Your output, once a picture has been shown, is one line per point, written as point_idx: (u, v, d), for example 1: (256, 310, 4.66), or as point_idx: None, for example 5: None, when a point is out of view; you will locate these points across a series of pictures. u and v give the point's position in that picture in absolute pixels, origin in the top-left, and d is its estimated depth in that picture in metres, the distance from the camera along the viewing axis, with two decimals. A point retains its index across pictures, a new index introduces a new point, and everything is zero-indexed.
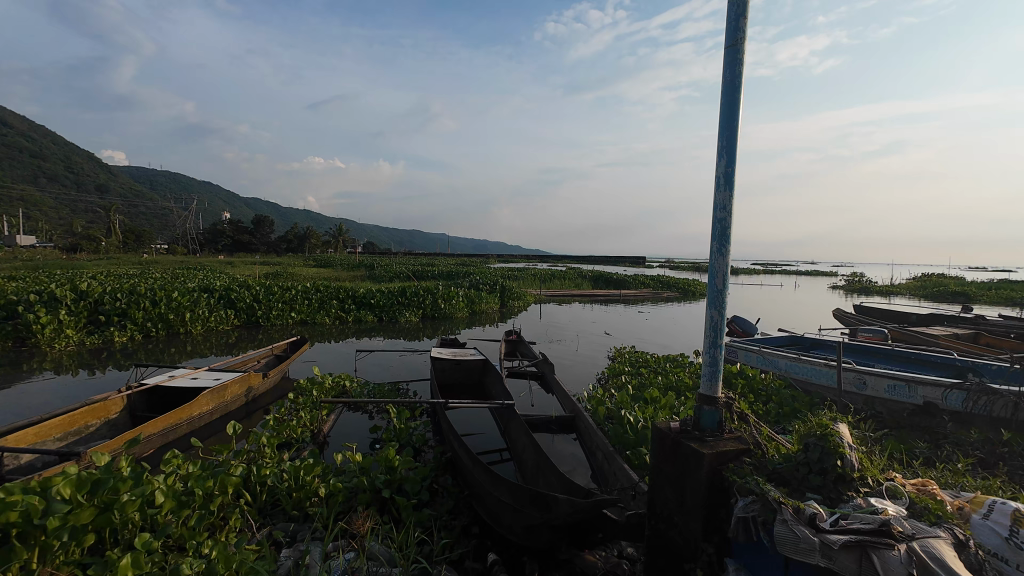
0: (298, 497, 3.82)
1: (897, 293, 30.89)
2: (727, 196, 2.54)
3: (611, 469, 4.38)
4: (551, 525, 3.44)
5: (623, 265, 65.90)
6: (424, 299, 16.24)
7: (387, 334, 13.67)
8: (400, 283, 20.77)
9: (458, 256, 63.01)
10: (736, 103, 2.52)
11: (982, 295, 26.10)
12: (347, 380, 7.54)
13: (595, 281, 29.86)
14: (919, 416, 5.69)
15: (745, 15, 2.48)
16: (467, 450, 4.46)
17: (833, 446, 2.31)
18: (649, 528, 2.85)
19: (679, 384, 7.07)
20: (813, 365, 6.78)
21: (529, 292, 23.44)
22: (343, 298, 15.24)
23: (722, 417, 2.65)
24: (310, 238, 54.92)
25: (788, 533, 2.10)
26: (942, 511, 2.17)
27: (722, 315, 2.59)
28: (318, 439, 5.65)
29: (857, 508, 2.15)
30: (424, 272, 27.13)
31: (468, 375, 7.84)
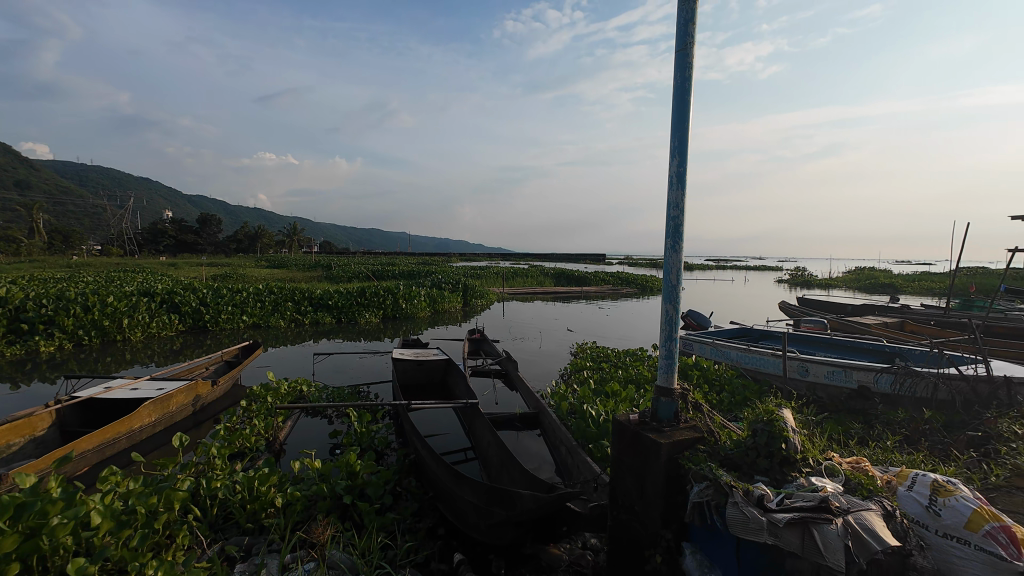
0: (253, 509, 3.63)
1: (836, 285, 33.13)
2: (679, 195, 2.64)
3: (575, 463, 4.48)
4: (516, 522, 3.47)
5: (584, 262, 67.23)
6: (384, 300, 15.89)
7: (347, 336, 13.28)
8: (359, 283, 20.21)
9: (420, 255, 61.98)
10: (688, 105, 2.60)
11: (908, 287, 28.41)
12: (304, 384, 7.27)
13: (557, 278, 30.29)
14: (854, 399, 6.15)
15: (693, 21, 2.57)
16: (431, 452, 4.41)
17: (779, 431, 2.46)
18: (612, 518, 2.93)
19: (638, 377, 7.32)
20: (762, 355, 7.18)
21: (492, 291, 23.46)
22: (298, 299, 14.66)
23: (677, 408, 2.76)
24: (261, 238, 52.45)
25: (739, 515, 2.21)
26: (873, 485, 2.36)
27: (677, 309, 2.69)
28: (273, 447, 5.42)
29: (800, 487, 2.30)
30: (384, 271, 26.53)
31: (431, 375, 7.77)
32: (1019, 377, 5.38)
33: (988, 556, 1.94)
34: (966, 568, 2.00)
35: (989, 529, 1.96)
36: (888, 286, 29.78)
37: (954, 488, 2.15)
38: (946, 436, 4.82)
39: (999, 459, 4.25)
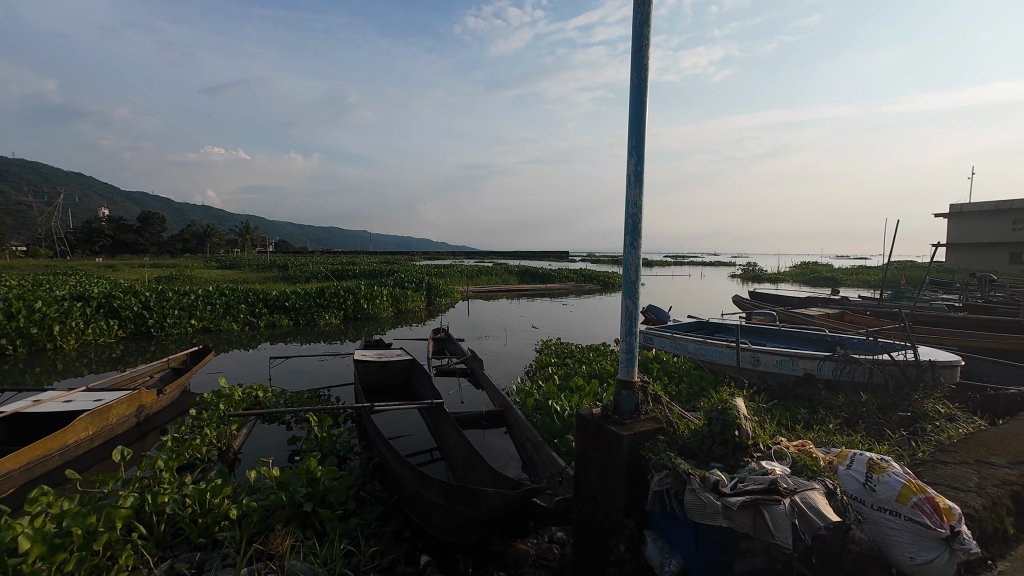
0: (205, 523, 3.44)
1: (783, 279, 35.14)
2: (637, 193, 2.71)
3: (541, 459, 4.53)
4: (482, 520, 3.47)
5: (548, 259, 67.99)
6: (345, 300, 15.45)
7: (305, 338, 12.82)
8: (317, 284, 19.54)
9: (382, 254, 60.63)
10: (644, 105, 2.67)
11: (847, 280, 30.46)
12: (260, 390, 6.96)
13: (521, 276, 30.46)
14: (801, 386, 6.53)
15: (648, 24, 2.64)
16: (395, 454, 4.33)
17: (732, 418, 2.58)
18: (577, 511, 2.99)
19: (601, 372, 7.49)
20: (717, 346, 7.51)
21: (456, 289, 23.30)
22: (252, 301, 14.02)
23: (638, 400, 2.84)
24: (211, 237, 49.73)
25: (696, 501, 2.30)
26: (816, 466, 2.51)
27: (636, 304, 2.76)
28: (227, 457, 5.17)
29: (752, 471, 2.42)
30: (345, 271, 25.78)
31: (394, 377, 7.63)
32: (942, 361, 5.90)
33: (916, 525, 2.11)
34: (898, 538, 2.17)
35: (917, 501, 2.13)
36: (830, 280, 31.83)
37: (887, 465, 2.33)
38: (880, 417, 5.21)
39: (925, 436, 4.65)
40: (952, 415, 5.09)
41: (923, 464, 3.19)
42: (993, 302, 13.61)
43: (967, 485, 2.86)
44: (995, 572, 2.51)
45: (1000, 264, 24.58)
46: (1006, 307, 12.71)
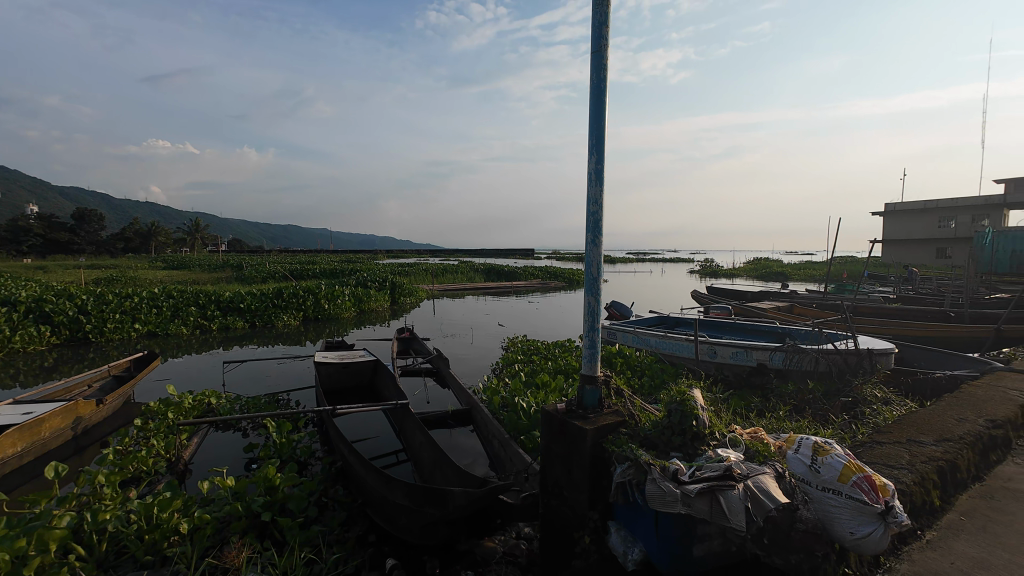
0: (153, 539, 3.23)
1: (737, 275, 36.84)
2: (598, 191, 2.74)
3: (508, 455, 4.55)
4: (449, 520, 3.47)
5: (513, 257, 68.27)
6: (305, 301, 14.94)
7: (262, 341, 12.31)
8: (274, 284, 18.76)
9: (344, 253, 58.98)
10: (604, 105, 2.71)
11: (796, 274, 32.23)
12: (213, 396, 6.63)
13: (487, 273, 30.44)
14: (754, 375, 6.87)
15: (607, 24, 2.68)
16: (358, 457, 4.23)
17: (690, 409, 2.67)
18: (544, 505, 3.03)
19: (567, 368, 7.59)
20: (677, 340, 7.76)
21: (422, 288, 23.01)
22: (203, 303, 13.31)
23: (601, 394, 2.90)
24: (156, 236, 46.82)
25: (657, 490, 2.35)
26: (767, 451, 2.64)
27: (598, 300, 2.81)
28: (177, 468, 4.90)
29: (708, 459, 2.51)
30: (304, 271, 24.91)
31: (357, 378, 7.45)
32: (879, 349, 6.37)
33: (855, 502, 2.26)
34: (840, 515, 2.31)
35: (856, 479, 2.29)
36: (780, 275, 33.59)
37: (830, 447, 2.49)
38: (825, 403, 5.55)
39: (864, 419, 5.00)
40: (887, 399, 5.49)
41: (862, 445, 3.43)
42: (922, 294, 14.78)
43: (900, 463, 3.09)
44: (923, 541, 2.73)
45: (928, 259, 26.59)
46: (934, 297, 13.83)
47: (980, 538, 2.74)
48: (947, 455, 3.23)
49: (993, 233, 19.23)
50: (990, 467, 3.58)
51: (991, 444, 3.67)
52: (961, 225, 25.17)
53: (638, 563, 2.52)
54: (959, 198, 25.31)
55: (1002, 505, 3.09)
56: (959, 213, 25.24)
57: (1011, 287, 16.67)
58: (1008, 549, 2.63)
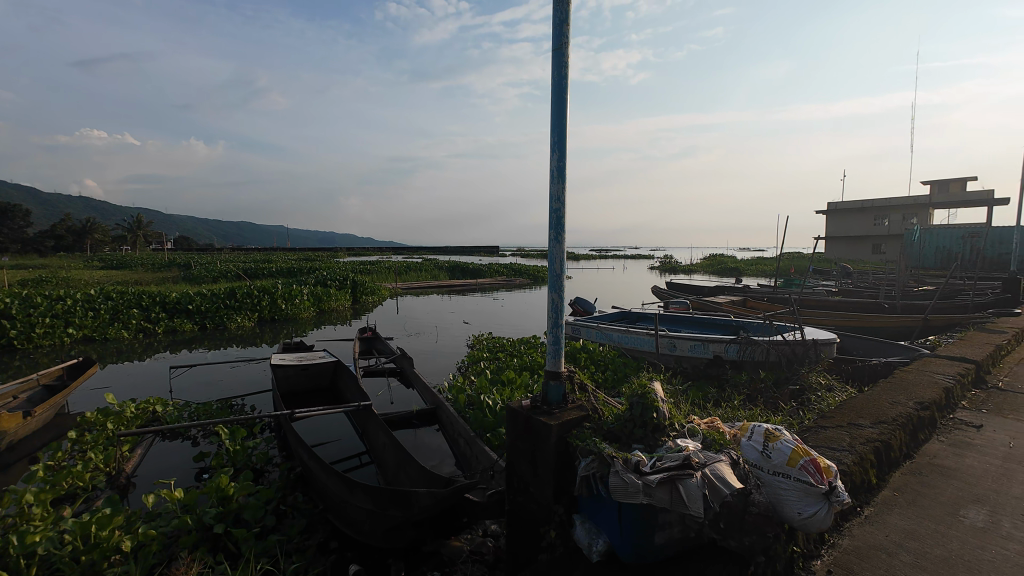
0: (91, 560, 2.98)
1: (695, 271, 38.24)
2: (560, 189, 2.76)
3: (474, 454, 4.55)
4: (414, 521, 3.43)
5: (478, 254, 67.95)
6: (260, 301, 14.28)
7: (213, 344, 11.68)
8: (227, 284, 17.84)
9: (302, 251, 56.87)
10: (565, 102, 2.72)
11: (748, 270, 33.82)
12: (158, 404, 6.22)
13: (452, 271, 30.15)
14: (710, 366, 7.16)
15: (567, 21, 2.69)
16: (318, 461, 4.09)
17: (650, 402, 2.75)
18: (510, 502, 3.04)
19: (532, 364, 7.65)
20: (638, 335, 7.97)
21: (385, 287, 22.52)
22: (147, 305, 12.48)
23: (565, 390, 2.93)
24: (92, 233, 43.40)
25: (619, 482, 2.39)
26: (722, 440, 2.74)
27: (562, 297, 2.83)
28: (118, 482, 4.58)
29: (668, 449, 2.58)
30: (259, 269, 23.79)
31: (317, 380, 7.21)
32: (823, 339, 6.79)
33: (802, 484, 2.39)
34: (789, 496, 2.44)
35: (804, 463, 2.42)
36: (733, 270, 35.14)
37: (779, 433, 2.61)
38: (775, 391, 5.86)
39: (810, 405, 5.33)
40: (830, 386, 5.86)
41: (808, 430, 3.63)
42: (861, 287, 15.84)
43: (841, 445, 3.30)
44: (862, 517, 2.94)
45: (866, 255, 28.57)
46: (870, 290, 14.87)
47: (910, 511, 2.97)
48: (882, 436, 3.48)
49: (921, 230, 21.26)
50: (919, 445, 3.90)
51: (920, 424, 3.99)
52: (894, 223, 27.21)
53: (603, 554, 2.57)
54: (891, 198, 27.31)
55: (929, 479, 3.36)
56: (892, 212, 27.27)
57: (935, 280, 18.17)
58: (933, 520, 2.87)
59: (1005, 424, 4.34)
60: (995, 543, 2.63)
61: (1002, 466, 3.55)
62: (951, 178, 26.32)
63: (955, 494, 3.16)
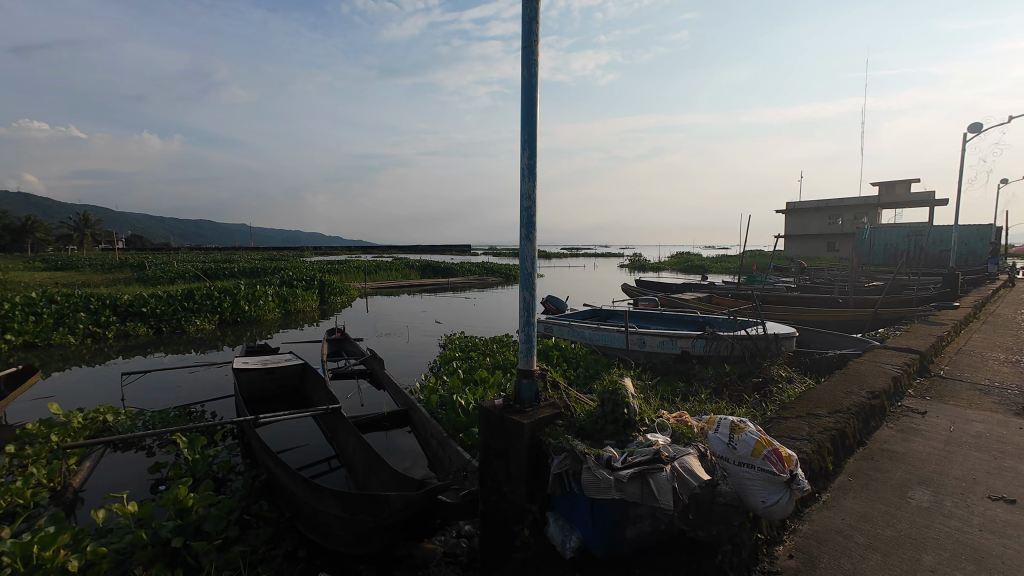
0: None
1: (663, 269, 39.21)
2: (531, 187, 2.75)
3: (447, 455, 4.50)
4: (385, 526, 3.36)
5: (449, 253, 67.44)
6: (221, 302, 13.69)
7: (170, 348, 11.11)
8: (185, 285, 17.00)
9: (266, 250, 54.93)
10: (535, 100, 2.72)
11: (713, 267, 34.95)
12: (109, 413, 5.86)
13: (423, 270, 29.79)
14: (679, 362, 7.35)
15: (537, 19, 2.69)
16: (284, 468, 3.95)
17: (622, 398, 2.77)
18: (483, 502, 3.01)
19: (505, 363, 7.64)
20: (609, 332, 8.08)
21: (354, 287, 22.02)
22: (95, 308, 11.76)
23: (537, 388, 2.92)
24: (33, 233, 40.48)
25: (592, 478, 2.40)
26: (690, 433, 2.80)
27: (533, 295, 2.82)
28: (64, 498, 4.28)
29: (639, 444, 2.61)
30: (219, 270, 22.80)
31: (282, 385, 6.97)
32: (783, 333, 7.09)
33: (766, 473, 2.47)
34: (753, 486, 2.51)
35: (767, 453, 2.49)
36: (699, 268, 36.25)
37: (744, 425, 2.67)
38: (740, 384, 6.07)
39: (772, 397, 5.55)
40: (790, 378, 6.13)
41: (770, 421, 3.77)
42: (817, 283, 16.63)
43: (801, 434, 3.44)
44: (820, 502, 3.07)
45: (821, 252, 30.05)
46: (825, 286, 15.64)
47: (864, 495, 3.13)
48: (838, 425, 3.65)
49: (871, 229, 22.55)
50: (871, 432, 4.12)
51: (872, 412, 4.22)
52: (846, 222, 28.73)
53: (576, 550, 2.58)
54: (844, 198, 28.81)
55: (880, 464, 3.56)
56: (845, 211, 28.79)
57: (883, 276, 19.31)
58: (884, 502, 3.03)
59: (946, 410, 4.65)
60: (938, 521, 2.81)
61: (944, 449, 3.79)
62: (897, 181, 28.01)
63: (903, 476, 3.36)
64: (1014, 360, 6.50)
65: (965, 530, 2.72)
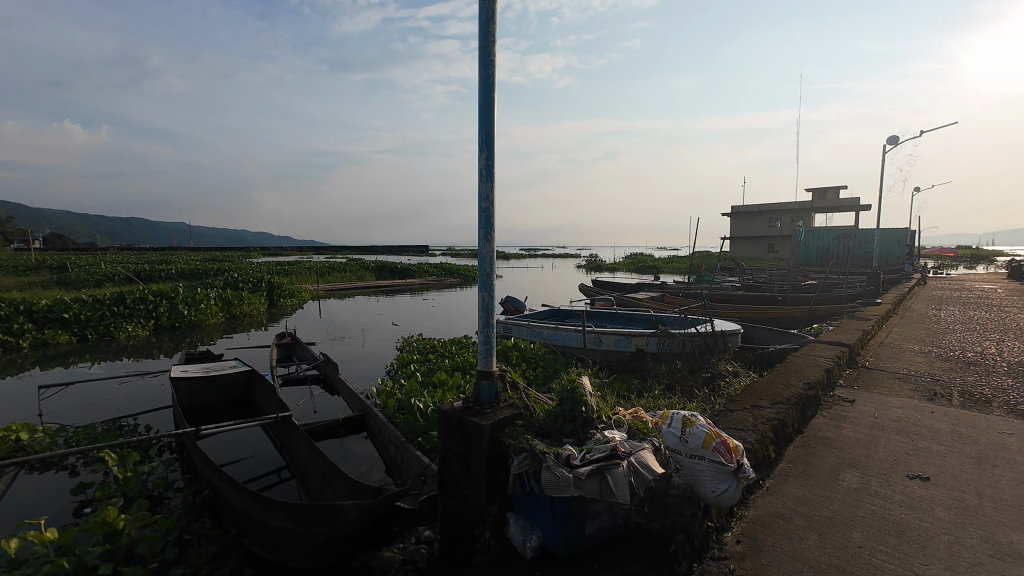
0: None
1: (618, 269, 40.36)
2: (488, 187, 2.74)
3: (405, 459, 4.41)
4: (340, 536, 3.25)
5: (406, 254, 66.25)
6: (157, 306, 12.73)
7: (97, 358, 10.19)
8: (115, 288, 15.69)
9: (209, 251, 51.73)
10: (492, 101, 2.71)
11: (665, 268, 36.40)
12: (23, 431, 5.30)
13: (379, 271, 29.10)
14: (633, 360, 7.58)
15: (493, 20, 2.68)
16: (229, 482, 3.72)
17: (580, 396, 2.80)
18: (442, 506, 2.95)
19: (464, 365, 7.57)
20: (567, 332, 8.21)
21: (305, 288, 21.14)
22: (7, 315, 10.60)
23: (497, 389, 2.91)
24: None
25: (552, 477, 2.42)
26: (645, 428, 2.88)
27: (492, 296, 2.81)
28: None
29: (596, 441, 2.66)
30: (154, 271, 21.19)
31: (227, 393, 6.57)
32: (729, 330, 7.47)
33: (715, 464, 2.58)
34: (704, 477, 2.61)
35: (716, 444, 2.61)
36: (652, 268, 37.63)
37: (695, 419, 2.76)
38: (691, 379, 6.35)
39: (720, 391, 5.85)
40: (736, 372, 6.48)
41: (718, 414, 3.96)
42: (759, 282, 17.70)
43: (746, 425, 3.64)
44: (764, 489, 3.26)
45: (762, 253, 32.00)
46: (767, 285, 16.68)
47: (802, 480, 3.36)
48: (779, 415, 3.89)
49: (806, 232, 24.27)
50: (808, 421, 4.42)
51: (809, 402, 4.54)
52: (784, 225, 30.80)
53: (537, 549, 2.61)
54: (782, 203, 30.84)
55: (815, 450, 3.83)
56: (783, 215, 30.85)
57: (817, 275, 20.83)
58: (819, 485, 3.26)
59: (872, 398, 5.07)
60: (866, 500, 3.06)
61: (870, 433, 4.14)
62: (828, 188, 30.33)
63: (836, 460, 3.63)
64: (927, 350, 7.21)
65: (888, 507, 2.97)
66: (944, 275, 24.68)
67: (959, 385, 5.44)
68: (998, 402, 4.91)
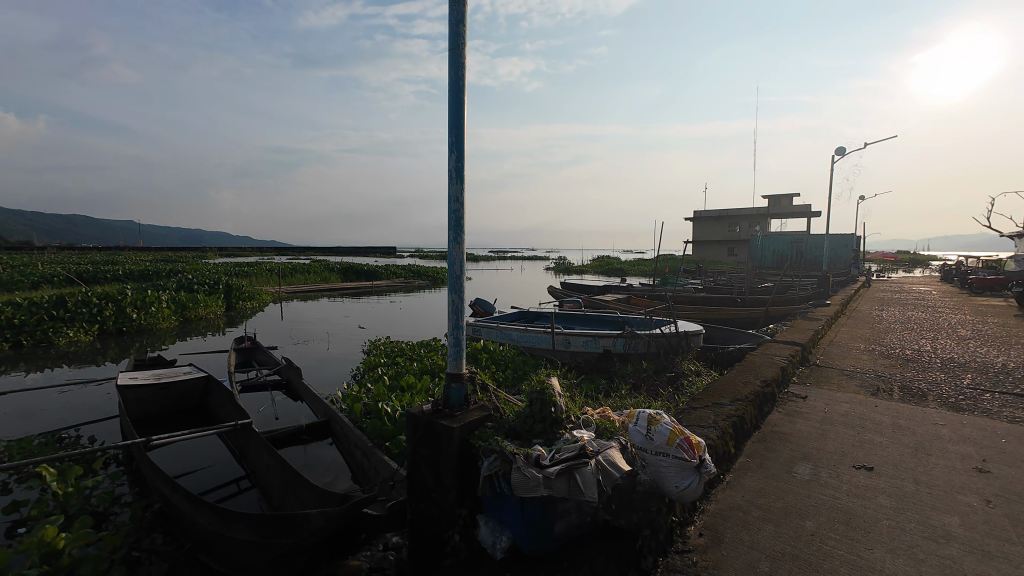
0: None
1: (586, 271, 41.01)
2: (458, 189, 2.74)
3: (372, 465, 4.32)
4: (304, 547, 3.16)
5: (372, 255, 65.01)
6: (102, 309, 11.95)
7: (32, 366, 9.43)
8: (52, 290, 14.59)
9: (160, 250, 48.96)
10: (462, 103, 2.71)
11: (632, 271, 37.31)
12: None
13: (345, 273, 28.43)
14: (601, 360, 7.71)
15: (463, 23, 2.68)
16: (183, 494, 3.54)
17: (549, 397, 2.84)
18: (411, 511, 2.91)
19: (432, 368, 7.49)
20: (536, 333, 8.27)
21: (266, 291, 20.38)
22: None
23: (467, 391, 2.90)
24: None
25: (522, 478, 2.44)
26: (613, 427, 2.94)
27: (462, 299, 2.81)
28: None
29: (565, 440, 2.70)
30: (99, 273, 19.85)
31: (180, 401, 6.23)
32: (692, 330, 7.73)
33: (679, 460, 2.66)
34: (668, 473, 2.68)
35: (680, 441, 2.68)
36: (619, 271, 38.45)
37: (660, 417, 2.84)
38: (656, 378, 6.54)
39: (683, 389, 6.06)
40: (699, 371, 6.72)
41: (681, 412, 4.09)
42: (719, 285, 18.41)
43: (707, 422, 3.79)
44: (724, 483, 3.39)
45: (722, 256, 33.31)
46: (726, 287, 17.37)
47: (759, 473, 3.52)
48: (738, 412, 4.05)
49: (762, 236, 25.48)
50: (764, 417, 4.63)
51: (765, 399, 4.76)
52: (743, 229, 32.21)
53: (507, 550, 2.62)
54: (741, 209, 32.28)
55: (770, 444, 4.02)
56: (742, 220, 32.26)
57: (773, 278, 21.86)
58: (775, 478, 3.43)
59: (822, 394, 5.37)
60: (818, 491, 3.23)
61: (821, 427, 4.39)
62: (782, 195, 31.94)
63: (789, 454, 3.83)
64: (872, 348, 7.70)
65: (837, 497, 3.15)
66: (885, 278, 26.43)
67: (899, 381, 5.82)
68: (933, 395, 5.32)
